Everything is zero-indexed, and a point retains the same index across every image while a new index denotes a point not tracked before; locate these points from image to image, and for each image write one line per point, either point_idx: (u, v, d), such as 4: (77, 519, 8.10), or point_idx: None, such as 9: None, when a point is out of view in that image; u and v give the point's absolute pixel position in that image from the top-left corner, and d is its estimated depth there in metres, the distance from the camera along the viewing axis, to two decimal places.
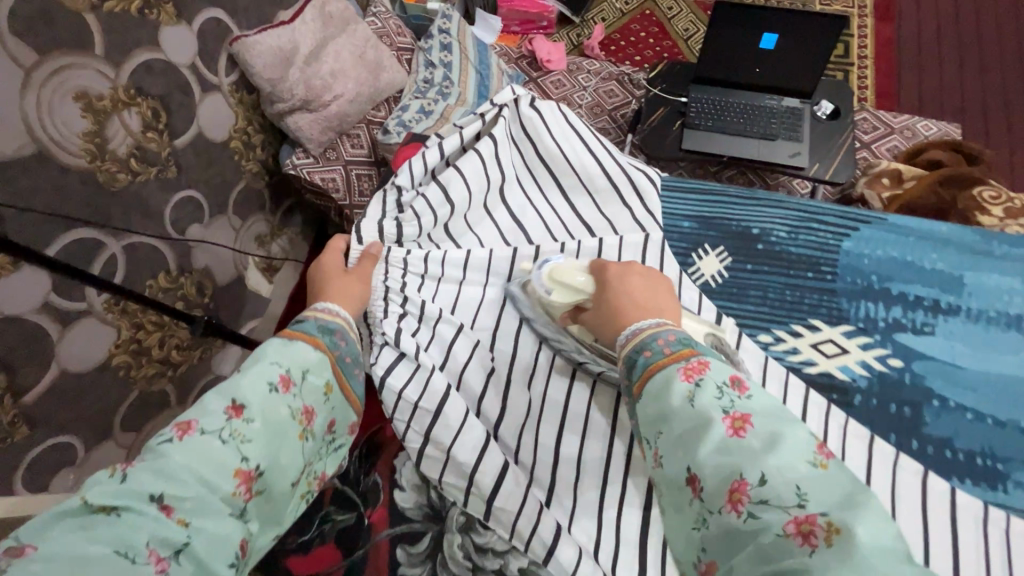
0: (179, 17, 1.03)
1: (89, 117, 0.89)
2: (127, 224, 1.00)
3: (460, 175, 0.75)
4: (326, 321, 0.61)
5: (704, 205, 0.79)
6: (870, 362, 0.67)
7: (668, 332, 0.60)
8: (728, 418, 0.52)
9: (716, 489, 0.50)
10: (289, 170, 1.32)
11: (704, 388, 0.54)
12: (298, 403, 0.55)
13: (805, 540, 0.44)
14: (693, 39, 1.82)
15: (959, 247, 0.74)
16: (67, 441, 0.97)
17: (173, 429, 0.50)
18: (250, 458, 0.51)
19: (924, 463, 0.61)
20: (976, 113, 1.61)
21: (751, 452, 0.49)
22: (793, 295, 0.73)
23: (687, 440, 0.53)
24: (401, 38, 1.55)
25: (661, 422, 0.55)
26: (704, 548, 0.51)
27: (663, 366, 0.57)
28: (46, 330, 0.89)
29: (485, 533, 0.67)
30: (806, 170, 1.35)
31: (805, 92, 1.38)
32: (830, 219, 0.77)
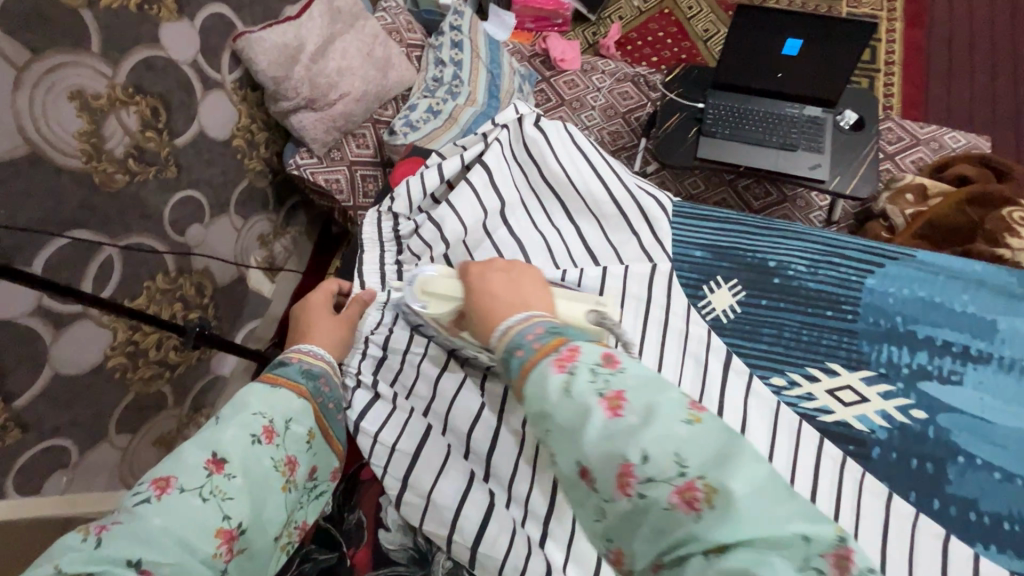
0: (181, 14, 1.00)
1: (84, 116, 0.86)
2: (124, 226, 0.98)
3: (453, 210, 0.72)
4: (309, 366, 0.63)
5: (718, 234, 0.75)
6: (891, 413, 0.63)
7: (535, 325, 0.48)
8: (605, 399, 0.41)
9: (603, 480, 0.40)
10: (291, 171, 1.29)
11: (578, 373, 0.42)
12: (280, 453, 0.57)
13: (689, 507, 0.37)
14: (712, 41, 1.76)
15: (994, 289, 0.69)
16: (60, 444, 0.97)
17: (150, 487, 0.52)
18: (232, 515, 0.52)
19: (945, 525, 0.58)
20: (1007, 126, 1.54)
21: (631, 432, 0.40)
22: (810, 336, 0.69)
23: (568, 437, 0.41)
24: (411, 34, 1.51)
25: (538, 420, 0.43)
26: (606, 540, 0.41)
27: (534, 363, 0.45)
28: (40, 334, 0.88)
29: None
30: (826, 183, 1.29)
31: (828, 100, 1.32)
32: (853, 254, 0.73)
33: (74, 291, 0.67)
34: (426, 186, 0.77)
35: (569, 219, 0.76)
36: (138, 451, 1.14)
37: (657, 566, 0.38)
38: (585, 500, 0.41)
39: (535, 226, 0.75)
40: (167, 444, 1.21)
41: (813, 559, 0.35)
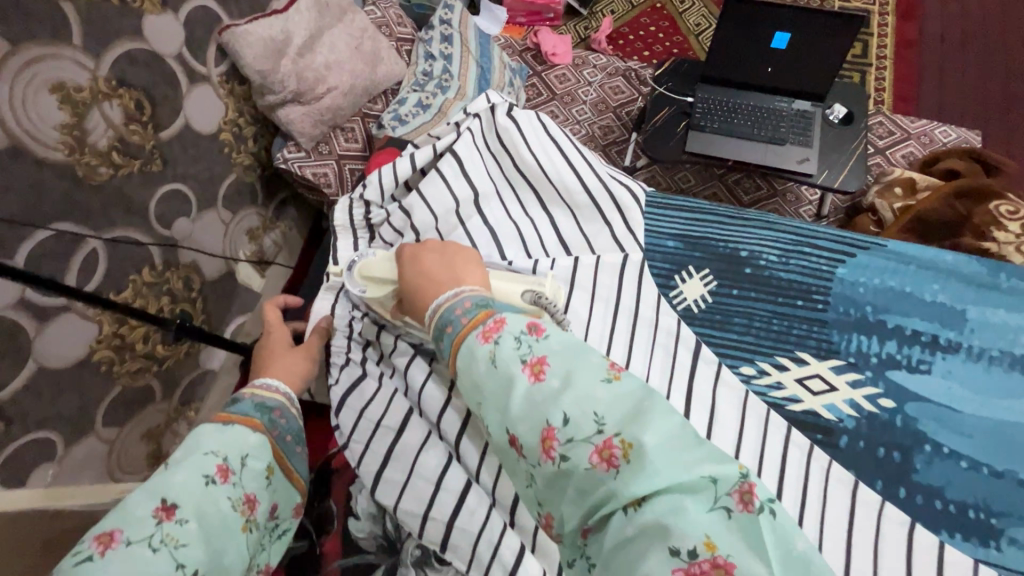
0: (164, 6, 1.00)
1: (66, 109, 0.86)
2: (109, 220, 0.98)
3: (421, 198, 0.75)
4: (263, 399, 0.66)
5: (691, 223, 0.75)
6: (859, 402, 0.64)
7: (463, 299, 0.56)
8: (528, 366, 0.50)
9: (529, 444, 0.48)
10: (279, 164, 1.28)
11: (502, 344, 0.51)
12: (238, 492, 0.59)
13: (609, 464, 0.44)
14: (704, 35, 1.76)
15: (964, 278, 0.69)
16: (46, 437, 0.97)
17: (94, 544, 0.51)
18: (187, 563, 0.52)
19: (911, 513, 0.58)
20: (997, 119, 1.53)
21: (551, 395, 0.48)
22: (780, 326, 0.69)
23: (501, 404, 0.50)
24: (400, 29, 1.51)
25: (474, 392, 0.52)
26: (539, 506, 0.49)
27: (462, 336, 0.53)
28: (23, 327, 0.88)
29: (441, 568, 0.63)
30: (814, 177, 1.29)
31: (817, 95, 1.32)
32: (824, 245, 0.72)
33: (52, 282, 0.68)
34: (397, 175, 0.80)
35: (542, 210, 0.77)
36: (126, 445, 1.14)
37: (584, 524, 0.45)
38: (519, 464, 0.50)
39: (509, 216, 0.75)
40: (156, 438, 1.22)
41: (720, 499, 0.42)
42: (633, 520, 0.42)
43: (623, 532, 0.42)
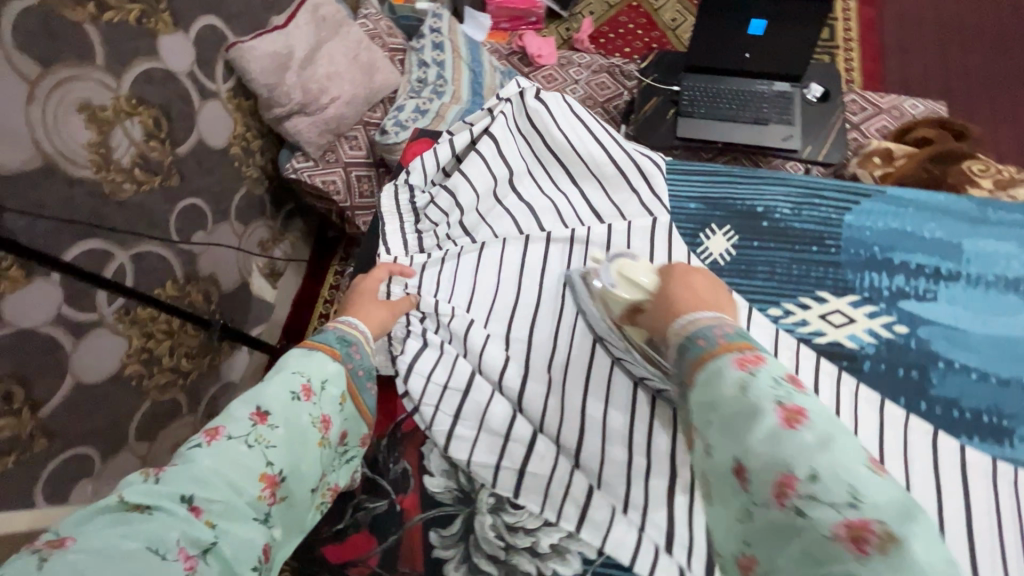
0: (176, 26, 1.03)
1: (92, 128, 0.89)
2: (135, 234, 1.00)
3: (465, 178, 0.85)
4: (344, 333, 0.70)
5: (710, 186, 0.82)
6: (876, 329, 0.70)
7: (724, 324, 0.50)
8: (782, 408, 0.42)
9: (759, 482, 0.41)
10: (289, 174, 1.33)
11: (759, 377, 0.44)
12: (317, 411, 0.64)
13: (857, 547, 0.36)
14: (681, 29, 1.85)
15: (957, 215, 0.77)
16: (84, 452, 0.98)
17: (202, 435, 0.58)
18: (274, 464, 0.58)
19: (934, 423, 0.64)
20: (959, 89, 1.64)
21: (805, 448, 0.40)
22: (800, 270, 0.75)
23: (733, 430, 0.43)
24: (392, 39, 1.55)
25: (705, 410, 0.45)
26: (741, 545, 0.42)
27: (714, 354, 0.47)
28: (61, 343, 0.90)
29: (516, 512, 0.67)
30: (798, 152, 1.38)
31: (794, 76, 1.40)
32: (832, 195, 0.79)
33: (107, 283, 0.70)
34: (439, 159, 0.89)
35: (573, 185, 0.86)
36: (157, 459, 1.15)
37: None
38: (731, 497, 0.43)
39: (543, 192, 0.87)
40: None
41: None
42: None
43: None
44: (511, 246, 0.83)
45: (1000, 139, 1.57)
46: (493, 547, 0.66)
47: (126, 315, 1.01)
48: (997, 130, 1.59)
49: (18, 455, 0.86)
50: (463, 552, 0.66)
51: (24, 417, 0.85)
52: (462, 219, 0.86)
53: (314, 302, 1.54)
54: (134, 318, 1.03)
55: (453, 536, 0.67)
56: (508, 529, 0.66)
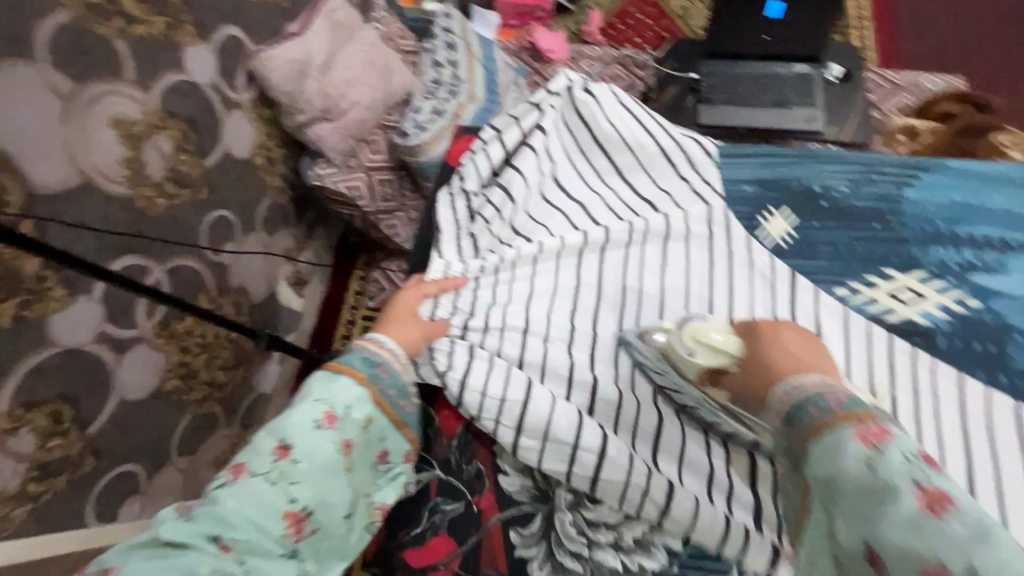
0: (199, 37, 1.02)
1: (125, 143, 0.88)
2: (169, 249, 1.00)
3: (518, 174, 0.86)
4: (370, 354, 0.69)
5: (765, 170, 0.85)
6: (948, 305, 0.72)
7: (837, 390, 0.50)
8: (922, 491, 0.41)
9: (900, 573, 0.40)
10: (313, 181, 1.32)
11: (889, 454, 0.43)
12: (340, 438, 0.65)
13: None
14: (691, 16, 1.84)
15: (1020, 184, 0.79)
16: (130, 469, 0.98)
17: (229, 471, 0.61)
18: (297, 500, 0.61)
19: (1015, 395, 0.66)
20: (977, 64, 1.63)
21: (955, 540, 0.39)
22: (863, 249, 0.78)
23: (866, 513, 0.42)
24: (404, 41, 1.54)
25: (828, 484, 0.45)
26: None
27: (832, 425, 0.47)
28: (104, 360, 0.89)
29: (595, 508, 0.69)
30: (823, 134, 1.36)
31: (814, 57, 1.39)
32: (890, 171, 0.82)
33: (160, 293, 0.69)
34: (490, 160, 0.88)
35: (619, 177, 0.88)
36: (198, 473, 1.15)
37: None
38: None
39: (588, 186, 0.89)
40: None
41: None
42: None
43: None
44: (569, 242, 0.82)
45: (1021, 113, 1.56)
46: (575, 543, 0.68)
47: (165, 330, 1.01)
48: (1017, 104, 1.57)
49: (69, 474, 0.86)
50: (546, 550, 0.68)
51: (72, 437, 0.85)
52: (514, 218, 0.86)
53: (341, 308, 1.55)
54: (172, 332, 1.03)
55: (533, 535, 0.69)
56: (590, 525, 0.68)
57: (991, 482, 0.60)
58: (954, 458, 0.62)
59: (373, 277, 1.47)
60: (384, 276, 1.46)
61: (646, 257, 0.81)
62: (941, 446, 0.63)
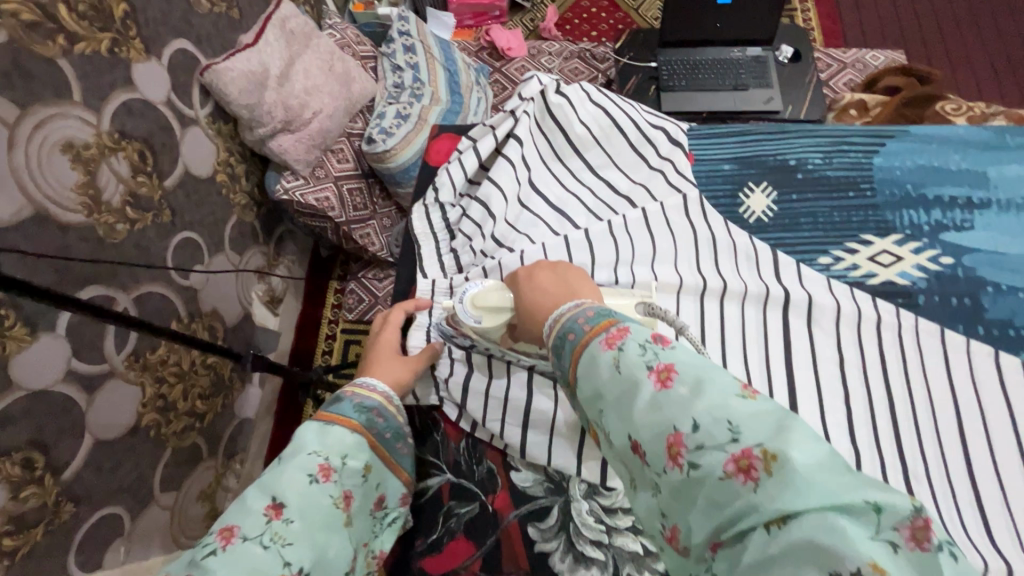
0: (148, 53, 0.98)
1: (78, 168, 0.84)
2: (135, 277, 0.95)
3: (496, 186, 0.82)
4: (363, 400, 0.67)
5: (741, 148, 0.88)
6: (924, 265, 0.76)
7: (585, 309, 0.52)
8: (653, 372, 0.43)
9: (654, 452, 0.41)
10: (280, 195, 1.27)
11: (627, 349, 0.45)
12: (337, 490, 0.60)
13: (746, 476, 0.37)
14: (643, 8, 1.87)
15: (978, 145, 0.84)
16: (112, 512, 0.93)
17: (216, 538, 0.55)
18: (293, 561, 0.55)
19: (993, 344, 0.70)
20: (914, 39, 1.72)
21: (680, 402, 0.41)
22: (841, 217, 0.81)
23: (622, 411, 0.44)
24: (362, 47, 1.51)
25: (596, 399, 0.46)
26: (663, 517, 0.42)
27: (585, 343, 0.49)
28: (74, 400, 0.84)
29: (611, 494, 0.69)
30: (781, 113, 1.41)
31: (766, 39, 1.43)
32: (858, 142, 0.86)
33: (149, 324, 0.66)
34: (465, 170, 0.86)
35: (593, 174, 0.86)
36: (185, 508, 1.11)
37: (717, 539, 0.38)
38: (640, 474, 0.44)
39: (562, 183, 0.86)
40: (210, 497, 1.19)
41: (883, 530, 0.33)
42: (777, 539, 0.34)
43: (763, 553, 0.35)
44: (552, 247, 0.77)
45: (959, 82, 1.65)
46: (594, 531, 0.67)
47: (136, 362, 0.96)
48: (954, 74, 1.67)
49: (47, 525, 0.81)
50: (566, 542, 0.67)
51: (47, 484, 0.80)
52: (495, 229, 0.80)
53: (319, 322, 1.52)
54: (144, 364, 0.98)
55: (552, 528, 0.68)
56: (606, 512, 0.68)
57: (975, 432, 0.64)
58: (946, 411, 0.65)
59: (349, 289, 1.50)
60: (361, 288, 1.48)
61: (635, 255, 0.77)
62: (931, 398, 0.66)
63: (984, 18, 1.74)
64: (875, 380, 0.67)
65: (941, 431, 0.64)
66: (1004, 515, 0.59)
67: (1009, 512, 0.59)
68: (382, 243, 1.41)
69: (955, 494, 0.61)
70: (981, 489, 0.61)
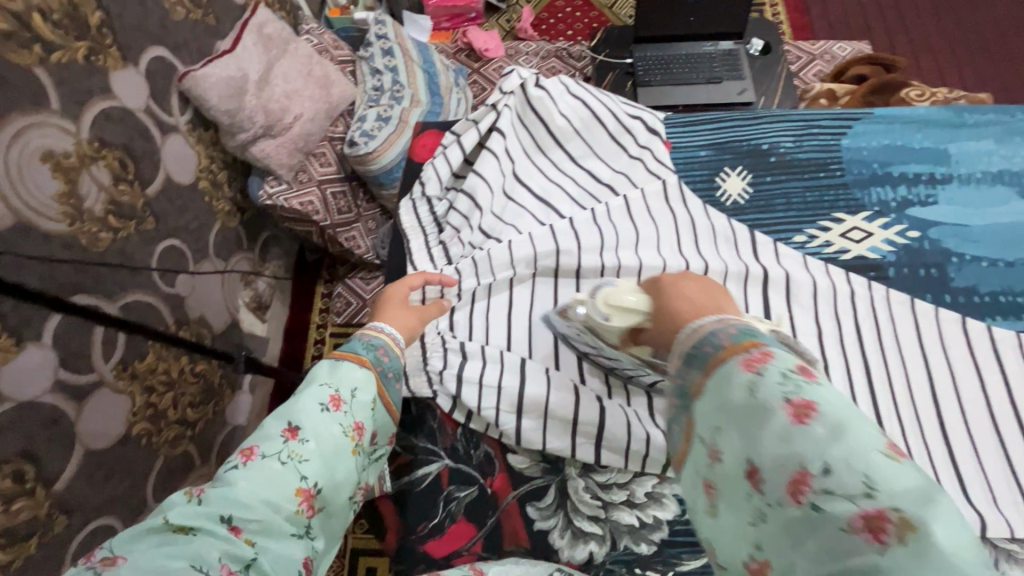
0: (125, 61, 0.97)
1: (59, 177, 0.83)
2: (119, 286, 0.95)
3: (481, 178, 0.84)
4: (371, 339, 0.66)
5: (715, 135, 0.91)
6: (893, 239, 0.79)
7: (728, 325, 0.47)
8: (791, 405, 0.40)
9: (772, 483, 0.39)
10: (264, 201, 1.28)
11: (766, 375, 0.41)
12: (348, 420, 0.60)
13: (874, 537, 0.34)
14: (617, 6, 1.91)
15: (939, 124, 0.88)
16: (105, 524, 0.92)
17: (237, 456, 0.55)
18: (308, 477, 0.55)
19: (959, 311, 0.73)
20: (878, 30, 1.78)
21: (816, 443, 0.38)
22: (814, 197, 0.84)
23: (746, 434, 0.41)
24: (340, 51, 1.51)
25: (715, 415, 0.44)
26: (754, 547, 0.41)
27: (720, 359, 0.45)
28: (64, 410, 0.83)
29: (605, 471, 0.71)
30: (754, 104, 1.45)
31: (737, 33, 1.47)
32: (826, 124, 0.90)
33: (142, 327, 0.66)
34: (451, 164, 0.88)
35: (575, 164, 0.88)
36: None
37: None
38: (743, 499, 0.42)
39: (544, 174, 0.87)
40: None
41: None
42: None
43: None
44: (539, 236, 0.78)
45: (922, 71, 1.72)
46: (591, 507, 0.69)
47: (125, 371, 0.95)
48: (918, 63, 1.73)
49: (40, 537, 0.80)
50: (564, 519, 0.69)
51: (39, 496, 0.79)
52: (481, 221, 0.82)
53: (307, 326, 1.51)
54: (133, 373, 0.97)
55: (550, 506, 0.70)
56: (602, 488, 0.70)
57: (946, 394, 0.67)
58: (918, 375, 0.68)
59: (337, 292, 1.49)
60: (349, 290, 1.48)
61: (619, 241, 0.79)
62: (905, 363, 0.69)
63: (943, 8, 1.81)
64: (851, 349, 0.70)
65: (914, 395, 0.67)
66: (977, 472, 0.63)
67: (981, 467, 0.63)
68: (368, 245, 1.42)
69: (931, 454, 0.64)
70: (956, 448, 0.64)
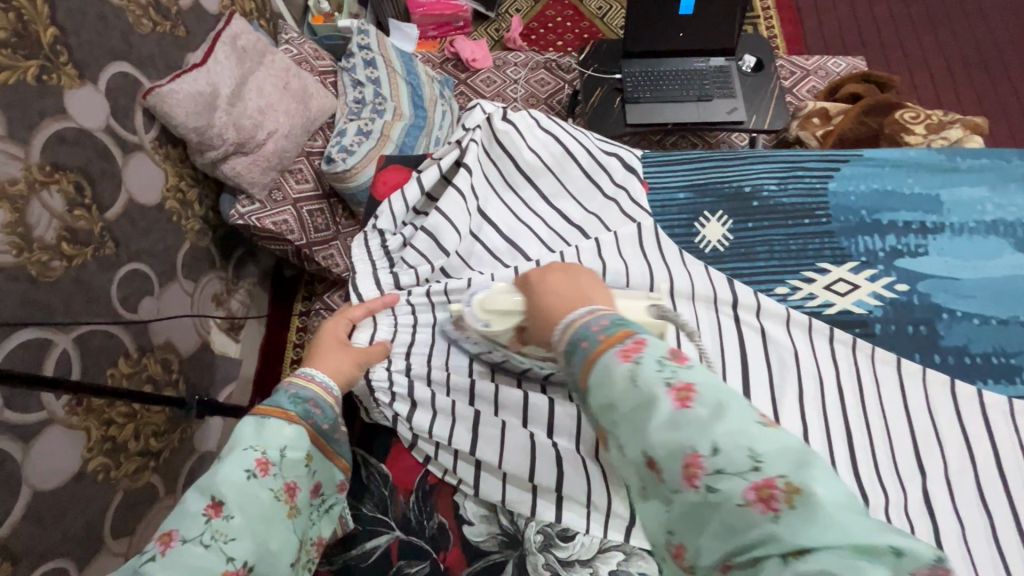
0: (82, 78, 0.92)
1: (4, 206, 0.79)
2: (71, 317, 0.90)
3: (444, 218, 0.79)
4: (297, 390, 0.61)
5: (694, 176, 0.88)
6: (880, 292, 0.76)
7: (600, 317, 0.47)
8: (673, 390, 0.40)
9: (670, 472, 0.39)
10: (235, 221, 1.23)
11: (644, 363, 0.42)
12: (279, 483, 0.58)
13: (767, 506, 0.35)
14: (608, 16, 1.87)
15: (930, 168, 0.85)
16: (57, 566, 0.87)
17: (155, 544, 0.53)
18: (236, 557, 0.54)
19: (947, 373, 0.71)
20: (873, 44, 1.75)
21: (701, 424, 0.38)
22: (797, 244, 0.81)
23: (635, 423, 0.41)
24: (320, 62, 1.46)
25: (608, 411, 0.42)
26: (668, 533, 0.40)
27: (598, 354, 0.44)
28: (9, 452, 0.79)
29: (568, 546, 0.69)
30: (746, 123, 1.41)
31: (728, 50, 1.44)
32: (813, 167, 0.87)
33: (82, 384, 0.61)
34: (408, 201, 0.85)
35: (547, 204, 0.85)
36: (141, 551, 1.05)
37: (728, 565, 0.36)
38: (651, 489, 0.41)
39: (513, 214, 0.84)
40: None
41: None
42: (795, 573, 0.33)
43: None
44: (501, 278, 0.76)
45: (918, 87, 1.68)
46: None
47: (78, 406, 0.91)
48: (914, 78, 1.70)
49: None
50: None
51: None
52: (444, 265, 0.80)
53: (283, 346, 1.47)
54: (88, 407, 0.93)
55: None
56: (563, 565, 0.68)
57: (933, 463, 0.65)
58: (903, 446, 0.66)
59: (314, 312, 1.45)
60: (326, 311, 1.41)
61: None
62: (888, 429, 0.67)
63: (940, 22, 1.78)
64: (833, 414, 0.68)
65: (897, 459, 0.65)
66: (957, 540, 0.60)
67: (963, 537, 0.61)
68: (347, 263, 1.34)
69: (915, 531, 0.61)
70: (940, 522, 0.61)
